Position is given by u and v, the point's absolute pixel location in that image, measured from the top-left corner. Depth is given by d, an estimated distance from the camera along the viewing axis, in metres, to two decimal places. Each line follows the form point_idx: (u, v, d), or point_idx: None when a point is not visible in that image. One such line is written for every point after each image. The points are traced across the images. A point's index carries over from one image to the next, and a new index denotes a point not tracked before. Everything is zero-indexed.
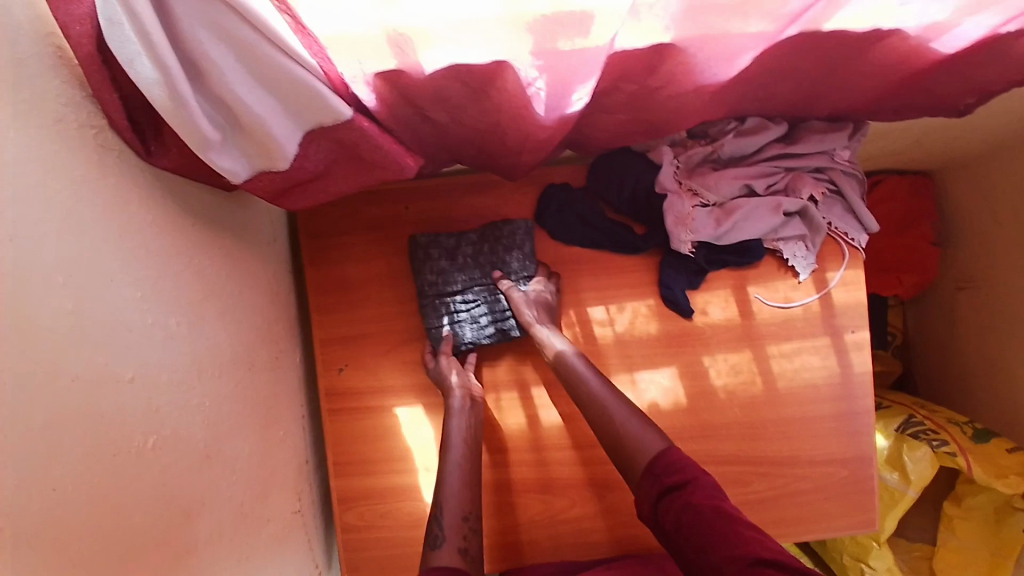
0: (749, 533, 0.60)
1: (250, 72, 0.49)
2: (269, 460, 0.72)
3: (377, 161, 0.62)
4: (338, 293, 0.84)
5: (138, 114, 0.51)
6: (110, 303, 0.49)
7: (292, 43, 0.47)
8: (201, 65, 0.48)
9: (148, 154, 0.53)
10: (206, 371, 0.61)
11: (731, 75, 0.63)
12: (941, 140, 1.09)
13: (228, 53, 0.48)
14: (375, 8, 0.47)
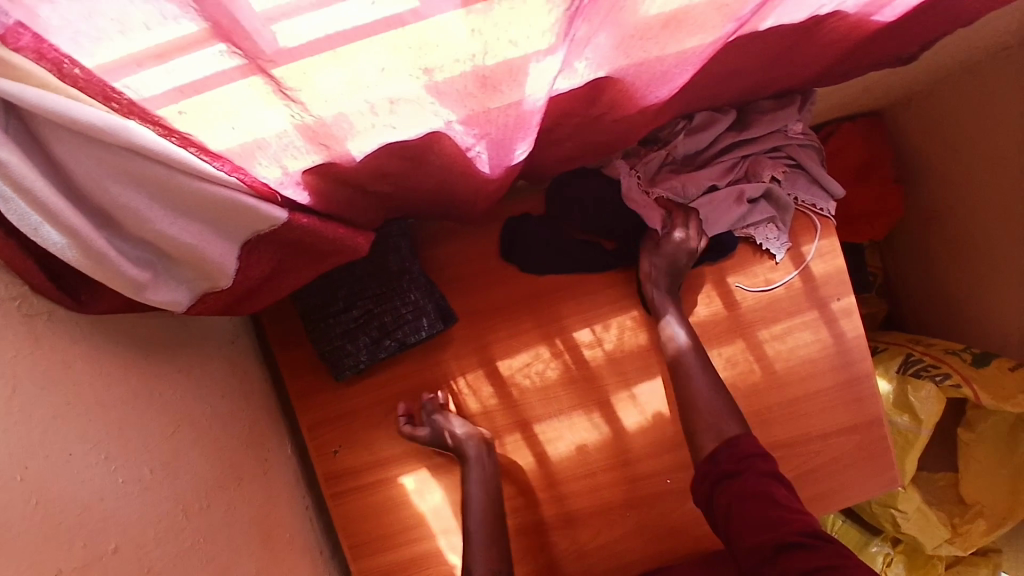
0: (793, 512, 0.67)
1: (168, 205, 0.46)
2: (282, 570, 0.69)
3: (327, 250, 0.58)
4: (315, 375, 0.81)
5: (60, 271, 0.49)
6: (72, 477, 0.46)
7: (202, 167, 0.44)
8: (113, 211, 0.45)
9: (80, 306, 0.50)
10: (194, 506, 0.58)
11: (667, 95, 0.60)
12: (884, 82, 1.08)
13: (138, 193, 0.44)
14: (282, 113, 0.44)
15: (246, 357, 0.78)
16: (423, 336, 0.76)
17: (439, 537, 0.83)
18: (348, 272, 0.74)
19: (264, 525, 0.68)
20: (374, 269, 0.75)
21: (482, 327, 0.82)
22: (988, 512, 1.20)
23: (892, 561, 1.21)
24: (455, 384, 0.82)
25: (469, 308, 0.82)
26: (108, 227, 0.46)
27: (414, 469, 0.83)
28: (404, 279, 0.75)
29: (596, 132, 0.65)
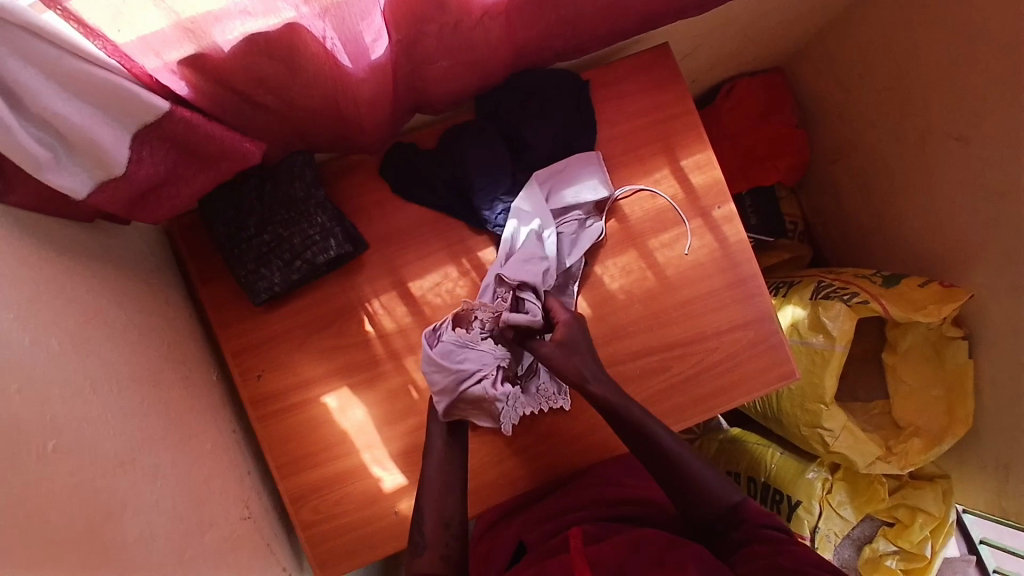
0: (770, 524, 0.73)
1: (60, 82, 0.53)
2: (198, 470, 0.75)
3: (218, 151, 0.67)
4: (238, 305, 0.87)
5: None
6: None
7: (85, 47, 0.52)
8: (15, 90, 0.50)
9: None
10: (103, 387, 0.64)
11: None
12: (770, 30, 1.18)
13: (35, 73, 0.51)
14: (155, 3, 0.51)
15: (169, 288, 0.84)
16: (332, 255, 0.83)
17: (363, 452, 0.88)
18: (257, 200, 0.80)
19: (178, 425, 0.75)
20: (281, 198, 0.81)
21: (393, 252, 0.89)
22: (924, 431, 1.18)
23: (833, 488, 1.22)
24: (370, 306, 0.89)
25: (380, 234, 0.89)
26: (9, 102, 0.51)
27: (335, 388, 0.88)
28: (310, 203, 0.82)
29: (464, 45, 0.72)
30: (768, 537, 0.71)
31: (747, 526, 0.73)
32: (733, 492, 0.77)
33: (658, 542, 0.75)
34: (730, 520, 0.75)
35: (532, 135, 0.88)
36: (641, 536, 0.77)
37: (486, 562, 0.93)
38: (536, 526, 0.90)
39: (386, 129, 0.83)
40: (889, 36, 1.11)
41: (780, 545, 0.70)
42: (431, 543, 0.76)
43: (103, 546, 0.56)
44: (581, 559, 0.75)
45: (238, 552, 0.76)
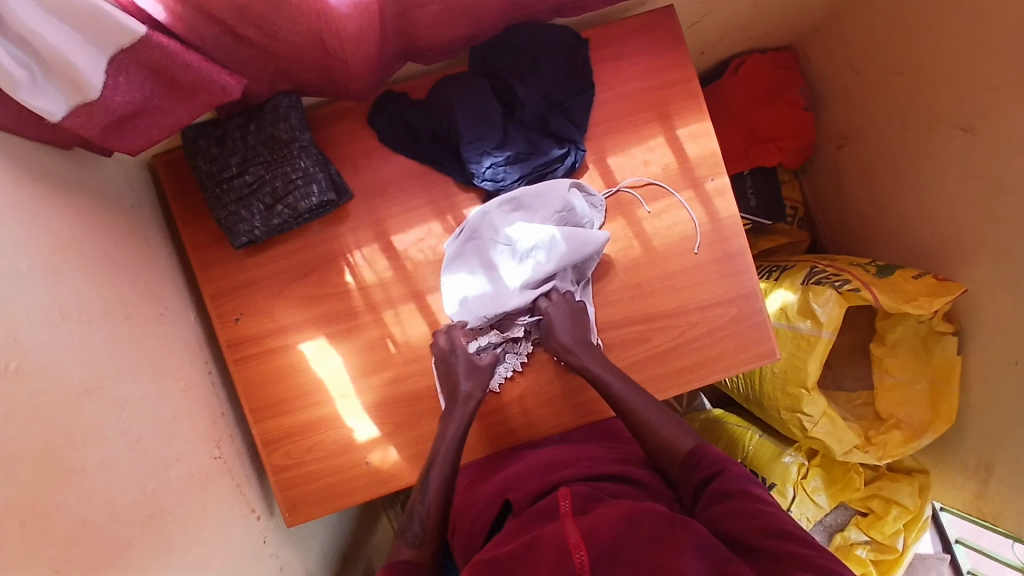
0: (764, 506, 0.66)
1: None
2: (168, 406, 0.75)
3: (196, 82, 0.66)
4: (219, 247, 0.86)
5: None
6: None
7: None
8: None
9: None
10: (72, 314, 0.64)
11: None
12: (783, 5, 1.14)
13: None
14: None
15: (149, 226, 0.84)
16: (314, 201, 0.82)
17: (336, 402, 0.88)
18: (242, 139, 0.81)
19: (150, 362, 0.75)
20: (265, 138, 0.80)
21: (378, 204, 0.89)
22: (906, 424, 1.16)
23: (809, 474, 1.22)
24: (351, 257, 0.88)
25: (366, 184, 0.88)
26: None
27: (312, 336, 0.88)
28: (295, 146, 0.81)
29: None
30: (741, 493, 0.68)
31: (716, 478, 0.71)
32: (690, 442, 0.78)
33: (657, 513, 0.62)
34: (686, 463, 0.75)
35: (523, 89, 0.87)
36: (637, 510, 0.62)
37: (471, 519, 0.82)
38: (525, 482, 0.79)
39: (373, 73, 0.82)
40: (903, 17, 1.07)
41: (749, 497, 0.67)
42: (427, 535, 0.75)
43: (61, 467, 0.56)
44: (574, 533, 0.60)
45: (206, 492, 0.77)
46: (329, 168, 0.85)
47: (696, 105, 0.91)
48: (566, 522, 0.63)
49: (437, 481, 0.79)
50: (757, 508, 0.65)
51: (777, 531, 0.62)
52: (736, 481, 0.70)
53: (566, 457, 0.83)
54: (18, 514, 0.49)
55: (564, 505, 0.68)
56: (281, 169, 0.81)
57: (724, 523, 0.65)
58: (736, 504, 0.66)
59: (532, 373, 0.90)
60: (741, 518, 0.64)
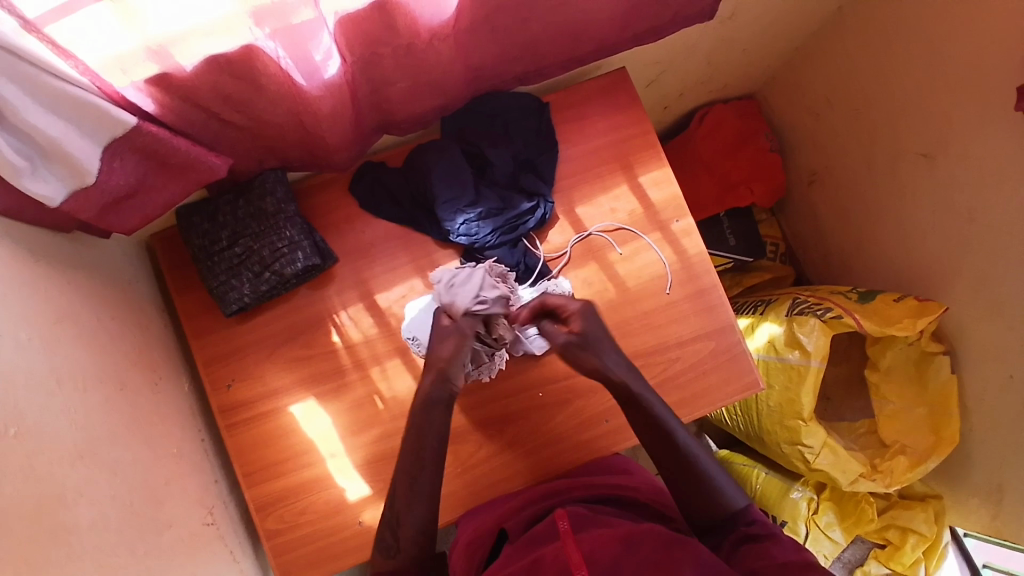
0: (793, 548, 0.69)
1: (35, 97, 0.57)
2: (162, 473, 0.77)
3: (184, 163, 0.73)
4: (212, 317, 0.91)
5: None
6: None
7: (59, 66, 0.56)
8: None
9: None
10: (68, 385, 0.67)
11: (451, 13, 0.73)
12: (735, 58, 1.23)
13: (15, 89, 0.55)
14: (128, 33, 0.57)
15: (145, 301, 0.89)
16: (299, 266, 0.87)
17: (327, 461, 0.89)
18: (231, 214, 0.87)
19: (144, 430, 0.77)
20: (252, 211, 0.87)
21: (361, 266, 0.93)
22: (911, 450, 1.14)
23: (820, 509, 1.19)
24: (338, 318, 0.92)
25: (349, 249, 0.94)
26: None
27: (302, 398, 0.90)
28: (280, 217, 0.87)
29: (418, 65, 0.79)
30: (772, 538, 0.71)
31: (749, 525, 0.74)
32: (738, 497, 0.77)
33: (656, 538, 0.63)
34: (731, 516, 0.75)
35: (493, 151, 0.94)
36: (636, 530, 0.64)
37: (466, 552, 0.83)
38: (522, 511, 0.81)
39: (351, 147, 0.89)
40: (851, 58, 1.14)
41: (781, 544, 0.70)
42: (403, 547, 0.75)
43: (56, 532, 0.58)
44: (573, 554, 0.62)
45: (199, 557, 0.77)
46: (313, 235, 0.90)
47: (656, 153, 0.97)
48: (567, 540, 0.64)
49: (406, 493, 0.77)
50: (787, 549, 0.69)
51: (799, 564, 0.66)
52: (763, 527, 0.73)
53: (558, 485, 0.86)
54: (15, 571, 0.51)
55: (561, 524, 0.69)
56: (270, 239, 0.87)
57: (755, 562, 0.68)
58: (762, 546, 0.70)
59: (519, 419, 0.91)
60: (769, 558, 0.68)
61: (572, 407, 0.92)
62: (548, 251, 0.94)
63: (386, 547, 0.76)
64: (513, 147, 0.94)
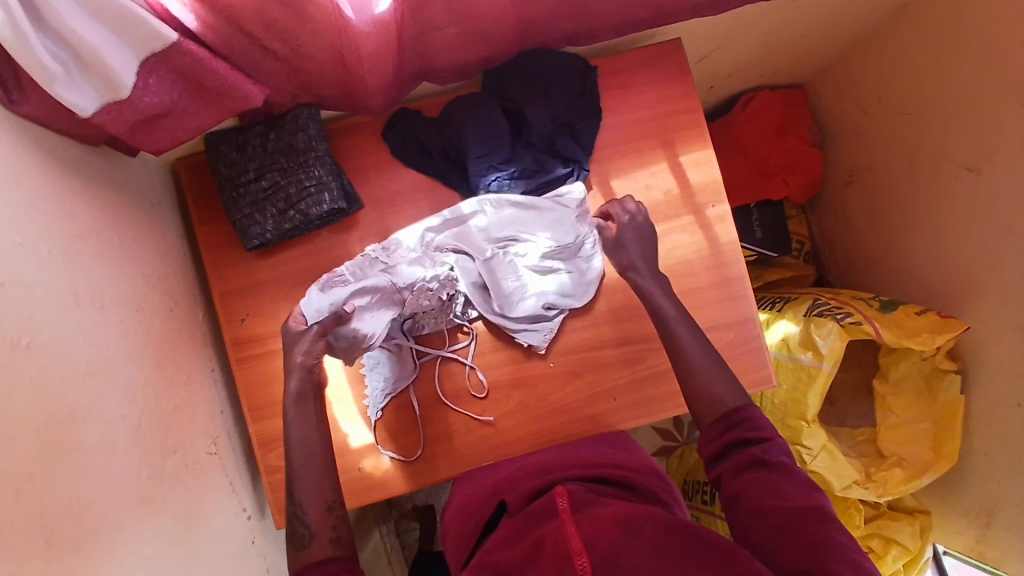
0: (801, 490, 0.63)
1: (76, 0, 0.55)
2: (170, 396, 0.77)
3: (222, 89, 0.70)
4: (232, 249, 0.89)
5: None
6: None
7: None
8: (36, 4, 0.54)
9: (11, 103, 0.60)
10: (86, 300, 0.67)
11: None
12: (791, 44, 1.18)
13: None
14: None
15: (167, 223, 0.87)
16: (325, 208, 0.85)
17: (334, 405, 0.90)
18: (261, 146, 0.84)
19: (157, 353, 0.77)
20: (283, 146, 0.84)
21: (387, 215, 0.92)
22: (908, 463, 1.15)
23: None
24: None
25: (376, 196, 0.92)
26: (30, 16, 0.54)
27: None
28: (310, 155, 0.85)
29: (468, 10, 0.75)
30: (780, 466, 0.66)
31: (761, 447, 0.69)
32: (747, 401, 0.74)
33: (657, 522, 0.61)
34: (733, 423, 0.72)
35: (533, 111, 0.90)
36: (638, 514, 0.62)
37: (464, 516, 0.82)
38: (519, 484, 0.79)
39: (390, 92, 0.87)
40: (910, 58, 1.09)
41: (792, 477, 0.65)
42: (318, 532, 0.67)
43: (64, 446, 0.58)
44: (574, 540, 0.60)
45: (201, 484, 0.78)
46: (342, 179, 0.88)
47: (701, 133, 0.94)
48: (566, 525, 0.63)
49: (311, 481, 0.70)
50: (794, 487, 0.64)
51: (819, 521, 0.60)
52: (774, 452, 0.68)
53: (560, 460, 0.83)
54: (17, 485, 0.51)
55: (561, 503, 0.69)
56: (298, 178, 0.84)
57: (756, 496, 0.64)
58: (775, 477, 0.65)
59: (528, 385, 0.91)
60: (771, 495, 0.63)
61: (583, 381, 0.91)
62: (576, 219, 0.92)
63: (301, 546, 0.66)
64: (555, 108, 0.91)
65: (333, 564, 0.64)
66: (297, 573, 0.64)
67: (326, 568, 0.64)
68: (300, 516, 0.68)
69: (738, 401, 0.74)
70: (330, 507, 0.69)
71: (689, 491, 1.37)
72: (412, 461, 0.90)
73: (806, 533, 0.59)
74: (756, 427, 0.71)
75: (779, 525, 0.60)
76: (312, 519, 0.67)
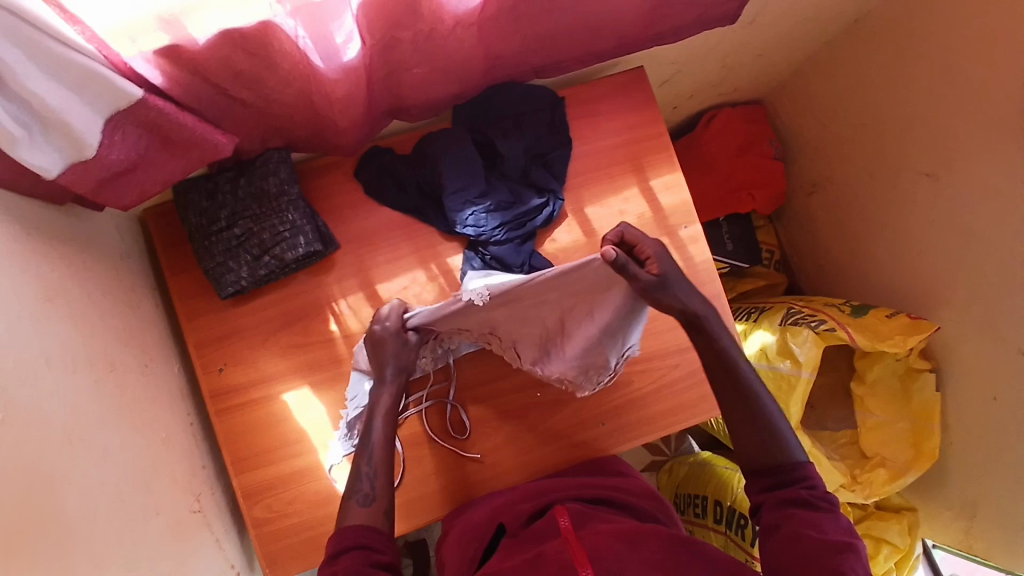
0: (840, 537, 0.65)
1: (38, 64, 0.54)
2: (150, 456, 0.75)
3: (190, 140, 0.69)
4: (206, 298, 0.88)
5: None
6: None
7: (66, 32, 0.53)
8: None
9: None
10: (59, 365, 0.64)
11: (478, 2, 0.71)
12: (748, 64, 1.22)
13: (20, 56, 0.52)
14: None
15: (136, 276, 0.85)
16: (300, 252, 0.84)
17: (318, 451, 0.88)
18: (232, 192, 0.83)
19: (133, 412, 0.75)
20: (254, 191, 0.83)
21: (363, 255, 0.91)
22: (890, 462, 1.18)
23: None
24: (336, 306, 0.90)
25: (350, 236, 0.91)
26: None
27: (296, 385, 0.88)
28: (283, 199, 0.84)
29: (438, 51, 0.76)
30: (825, 508, 0.69)
31: (807, 488, 0.71)
32: (799, 453, 0.74)
33: (660, 536, 0.64)
34: (788, 474, 0.72)
35: (504, 143, 0.91)
36: (640, 529, 0.65)
37: (461, 545, 0.80)
38: (515, 505, 0.80)
39: (361, 132, 0.87)
40: (864, 75, 1.15)
41: (835, 519, 0.67)
42: (378, 496, 0.74)
43: (45, 519, 0.56)
44: (578, 551, 0.62)
45: (186, 545, 0.75)
46: (316, 222, 0.88)
47: (669, 156, 0.96)
48: (568, 537, 0.65)
49: (381, 442, 0.78)
50: (834, 530, 0.66)
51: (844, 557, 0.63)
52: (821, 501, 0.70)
53: (554, 482, 0.84)
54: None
55: (561, 521, 0.69)
56: (272, 224, 0.84)
57: (798, 529, 0.67)
58: (818, 517, 0.68)
59: (515, 416, 0.91)
60: (812, 529, 0.66)
61: (569, 408, 0.91)
62: (552, 249, 0.93)
63: (348, 507, 0.73)
64: (525, 140, 0.92)
65: (354, 530, 0.70)
66: (338, 530, 0.71)
67: (363, 532, 0.70)
68: (363, 478, 0.75)
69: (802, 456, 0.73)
70: (390, 484, 0.76)
71: (679, 505, 1.38)
72: (402, 502, 0.88)
73: (827, 565, 0.63)
74: (811, 482, 0.71)
75: (808, 555, 0.64)
76: (377, 483, 0.75)
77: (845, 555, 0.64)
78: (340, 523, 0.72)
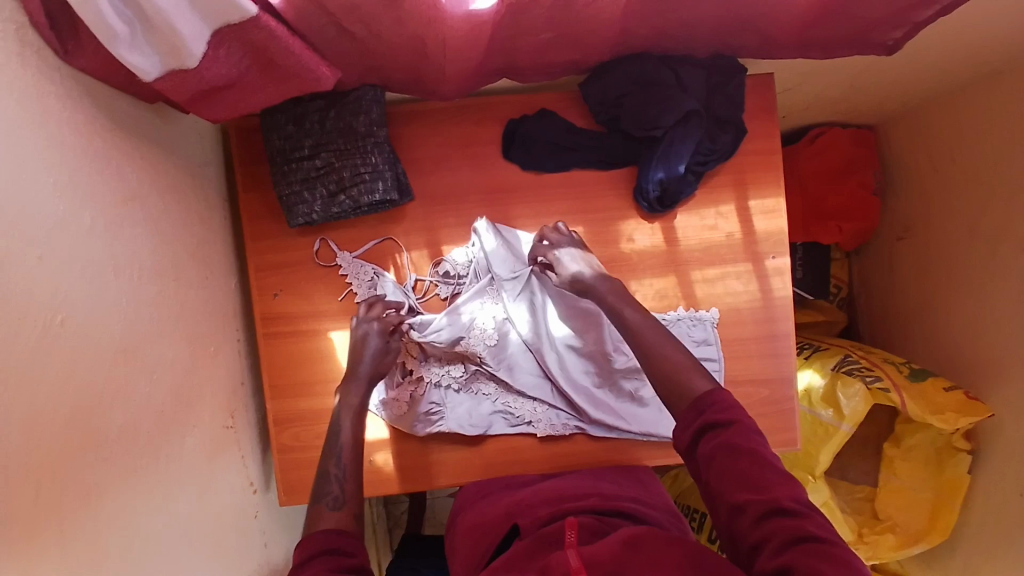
0: (775, 478, 0.57)
1: None
2: (194, 371, 0.75)
3: (293, 68, 0.64)
4: (275, 221, 0.86)
5: (59, 16, 0.53)
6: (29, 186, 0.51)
7: None
8: None
9: (64, 52, 0.55)
10: (124, 273, 0.63)
11: None
12: (881, 88, 1.12)
13: None
14: None
15: (211, 184, 0.83)
16: (376, 198, 0.81)
17: None
18: (319, 122, 0.79)
19: (185, 325, 0.74)
20: (341, 126, 0.79)
21: (436, 212, 0.88)
22: (901, 529, 1.16)
23: None
24: (399, 259, 0.88)
25: (428, 190, 0.88)
26: None
27: (343, 327, 0.88)
28: (369, 141, 0.80)
29: (573, 18, 0.70)
30: (751, 449, 0.59)
31: (729, 430, 0.61)
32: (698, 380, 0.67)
33: (661, 539, 0.62)
34: (706, 407, 0.64)
35: (630, 102, 0.83)
36: (640, 534, 0.62)
37: (474, 539, 0.80)
38: (533, 510, 0.77)
39: (466, 84, 0.82)
40: (996, 133, 1.03)
41: (765, 466, 0.58)
42: (349, 497, 0.67)
43: (88, 432, 0.56)
44: (577, 558, 0.59)
45: (213, 461, 0.77)
46: (398, 172, 0.84)
47: (776, 178, 0.89)
48: (570, 548, 0.62)
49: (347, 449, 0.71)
50: (768, 478, 0.57)
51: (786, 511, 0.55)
52: (741, 438, 0.60)
53: (576, 491, 0.80)
54: (37, 477, 0.49)
55: (570, 534, 0.67)
56: (353, 164, 0.80)
57: (733, 493, 0.58)
58: (744, 465, 0.58)
59: None
60: (747, 488, 0.57)
61: None
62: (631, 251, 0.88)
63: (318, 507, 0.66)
64: (682, 103, 0.81)
65: (326, 533, 0.62)
66: (307, 535, 0.62)
67: (330, 536, 0.62)
68: (333, 480, 0.68)
69: (703, 385, 0.66)
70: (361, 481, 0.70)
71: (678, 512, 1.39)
72: (422, 464, 0.89)
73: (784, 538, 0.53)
74: (725, 409, 0.63)
75: (756, 529, 0.56)
76: (348, 485, 0.68)
77: (805, 530, 0.53)
78: (312, 528, 0.63)
